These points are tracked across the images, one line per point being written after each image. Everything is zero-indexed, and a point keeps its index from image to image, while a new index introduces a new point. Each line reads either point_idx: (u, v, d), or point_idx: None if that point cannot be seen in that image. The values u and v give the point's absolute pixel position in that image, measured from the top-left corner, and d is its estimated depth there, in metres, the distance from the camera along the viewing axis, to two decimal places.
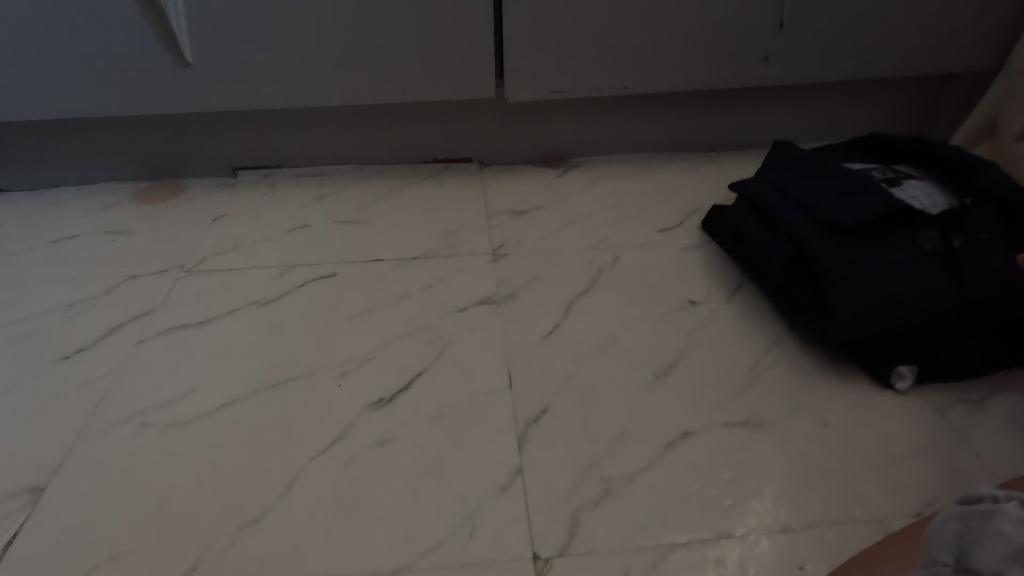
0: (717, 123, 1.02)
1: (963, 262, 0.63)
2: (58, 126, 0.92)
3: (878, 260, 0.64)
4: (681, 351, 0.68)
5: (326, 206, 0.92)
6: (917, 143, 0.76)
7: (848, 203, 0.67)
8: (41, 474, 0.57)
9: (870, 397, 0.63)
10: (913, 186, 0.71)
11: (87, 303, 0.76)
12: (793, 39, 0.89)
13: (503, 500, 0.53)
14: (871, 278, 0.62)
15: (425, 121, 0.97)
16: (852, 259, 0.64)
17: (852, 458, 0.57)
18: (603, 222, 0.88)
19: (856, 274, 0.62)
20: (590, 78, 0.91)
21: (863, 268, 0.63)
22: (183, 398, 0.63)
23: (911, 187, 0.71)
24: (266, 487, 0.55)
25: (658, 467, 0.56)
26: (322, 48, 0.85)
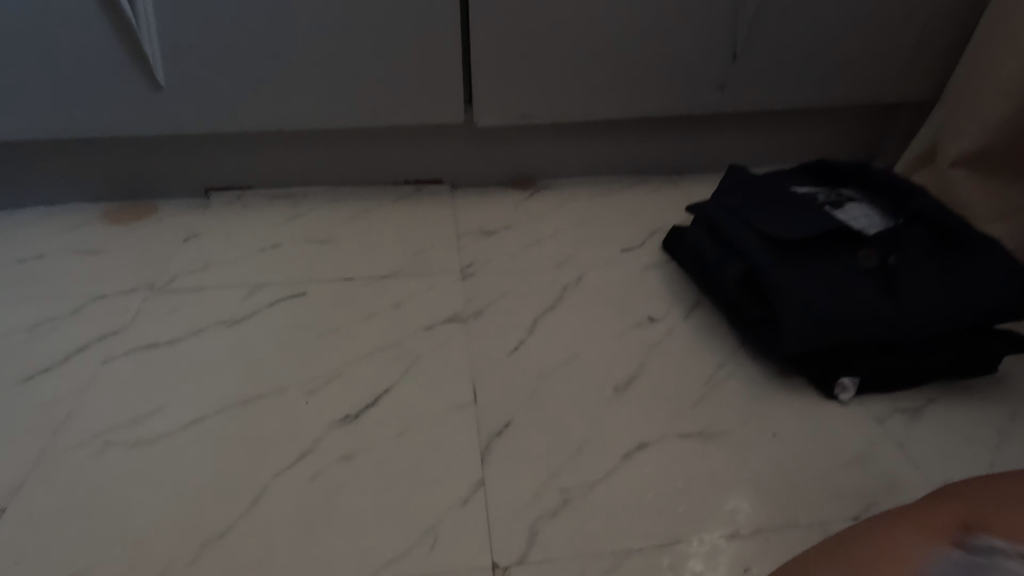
0: (678, 148, 1.07)
1: (898, 281, 0.67)
2: (28, 147, 0.92)
3: (821, 277, 0.68)
4: (641, 366, 0.70)
5: (298, 226, 0.94)
6: (859, 169, 0.82)
7: (793, 223, 0.72)
8: (2, 494, 0.56)
9: (815, 408, 0.66)
10: (855, 210, 0.76)
11: (53, 324, 0.75)
12: (745, 71, 0.95)
13: (466, 512, 0.55)
14: (815, 294, 0.66)
15: (397, 144, 1.00)
16: (797, 276, 0.67)
17: (798, 465, 0.60)
18: (569, 242, 0.91)
19: (801, 290, 0.66)
20: (555, 104, 0.95)
21: (807, 285, 0.67)
22: (150, 416, 0.63)
23: (852, 210, 0.76)
24: (231, 503, 0.56)
25: (615, 477, 0.58)
26: (295, 74, 0.87)
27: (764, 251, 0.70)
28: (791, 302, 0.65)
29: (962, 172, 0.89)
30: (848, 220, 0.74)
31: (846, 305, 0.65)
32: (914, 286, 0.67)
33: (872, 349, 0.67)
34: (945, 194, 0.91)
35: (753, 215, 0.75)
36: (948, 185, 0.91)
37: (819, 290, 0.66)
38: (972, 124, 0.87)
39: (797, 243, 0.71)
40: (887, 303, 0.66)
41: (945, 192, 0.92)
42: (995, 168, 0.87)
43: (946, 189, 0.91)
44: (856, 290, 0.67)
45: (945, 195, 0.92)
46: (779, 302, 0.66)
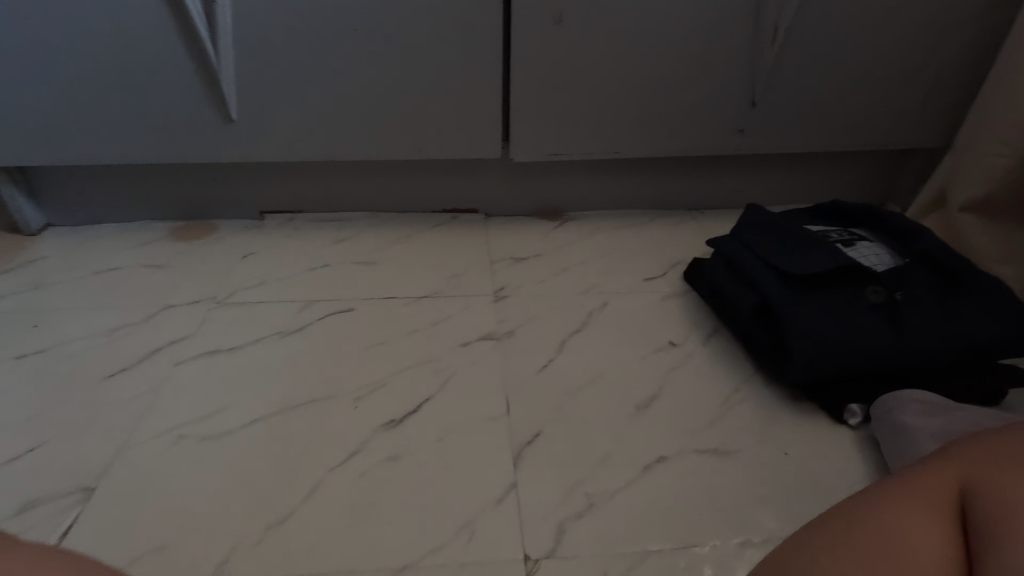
0: (698, 186, 1.14)
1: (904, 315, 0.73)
2: (108, 170, 1.03)
3: (828, 309, 0.73)
4: (660, 387, 0.76)
5: (345, 248, 1.02)
6: (870, 211, 0.88)
7: (804, 260, 0.78)
8: (90, 476, 0.64)
9: (825, 432, 0.71)
10: (864, 249, 0.82)
11: (127, 329, 0.84)
12: (763, 117, 1.02)
13: (498, 511, 0.60)
14: (823, 326, 0.71)
15: (438, 176, 1.08)
16: (806, 309, 0.73)
17: (808, 483, 0.65)
18: (594, 270, 0.98)
19: (811, 323, 0.72)
20: (586, 144, 1.03)
21: (817, 317, 0.72)
22: (216, 413, 0.71)
23: (861, 248, 0.82)
24: (289, 494, 0.62)
25: (636, 485, 0.63)
26: (351, 111, 0.97)
27: (777, 285, 0.76)
28: (800, 334, 0.71)
29: (972, 218, 0.94)
30: (858, 258, 0.80)
31: (852, 336, 0.71)
32: (919, 320, 0.72)
33: (880, 377, 0.72)
34: (957, 238, 0.96)
35: (767, 251, 0.82)
36: (959, 228, 0.96)
37: (828, 322, 0.72)
38: (980, 172, 0.92)
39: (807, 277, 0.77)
40: (892, 336, 0.71)
41: (957, 236, 0.96)
42: (1003, 213, 0.92)
43: (958, 233, 0.96)
44: (863, 322, 0.72)
45: (957, 240, 0.96)
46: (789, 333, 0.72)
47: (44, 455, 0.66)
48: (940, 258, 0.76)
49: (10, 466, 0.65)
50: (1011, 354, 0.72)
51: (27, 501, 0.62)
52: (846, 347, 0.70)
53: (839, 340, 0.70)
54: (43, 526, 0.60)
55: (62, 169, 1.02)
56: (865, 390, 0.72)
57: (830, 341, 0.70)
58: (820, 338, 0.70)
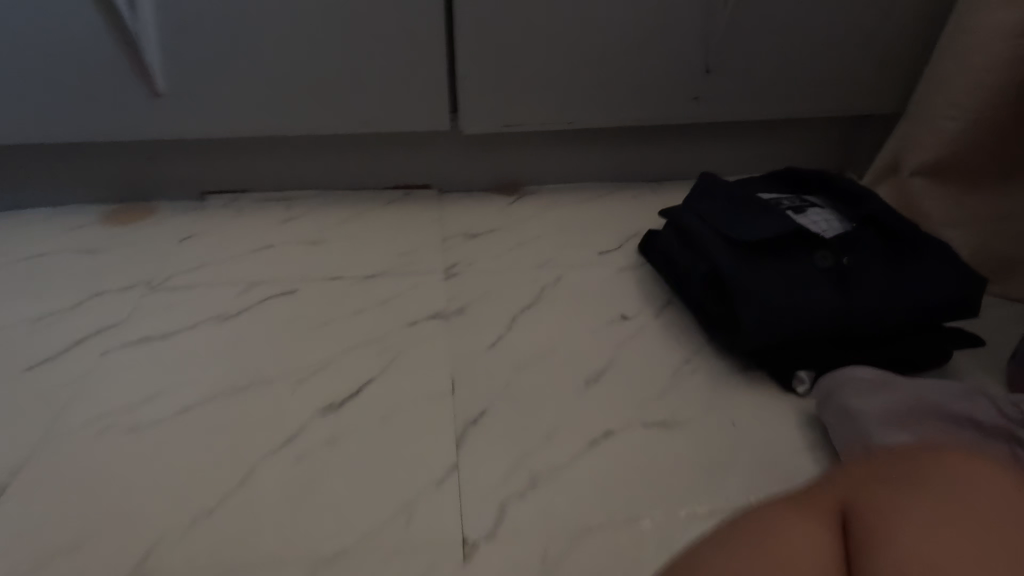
0: (656, 156, 1.11)
1: (852, 279, 0.72)
2: (31, 149, 0.97)
3: (776, 276, 0.72)
4: (612, 359, 0.75)
5: (291, 228, 0.98)
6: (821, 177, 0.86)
7: (753, 227, 0.77)
8: (6, 472, 0.60)
9: (774, 401, 0.70)
10: (815, 215, 0.81)
11: (53, 318, 0.79)
12: (717, 83, 1.00)
13: (440, 492, 0.59)
14: (770, 293, 0.70)
15: (388, 151, 1.04)
16: (754, 276, 0.72)
17: (753, 452, 0.65)
18: (549, 245, 0.96)
19: (758, 290, 0.71)
20: (538, 113, 0.99)
21: (766, 285, 0.71)
22: (146, 402, 0.67)
23: (812, 215, 0.81)
24: (220, 480, 0.59)
25: (582, 460, 0.62)
26: (289, 82, 0.91)
27: (726, 253, 0.75)
28: (747, 302, 0.70)
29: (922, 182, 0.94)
30: (808, 224, 0.79)
31: (798, 303, 0.70)
32: (867, 284, 0.72)
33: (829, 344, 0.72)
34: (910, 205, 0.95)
35: (718, 217, 0.80)
36: (912, 194, 0.95)
37: (776, 289, 0.71)
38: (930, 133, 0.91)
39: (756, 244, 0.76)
40: (840, 301, 0.70)
41: (910, 203, 0.95)
42: (951, 176, 0.92)
43: (911, 200, 0.95)
44: (810, 288, 0.71)
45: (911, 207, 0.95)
46: (737, 301, 0.71)
47: None
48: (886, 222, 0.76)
49: None
50: (952, 314, 0.72)
51: None
52: (792, 315, 0.70)
53: (786, 307, 0.70)
54: None
55: None
56: (815, 357, 0.72)
57: (777, 308, 0.70)
58: (767, 306, 0.70)
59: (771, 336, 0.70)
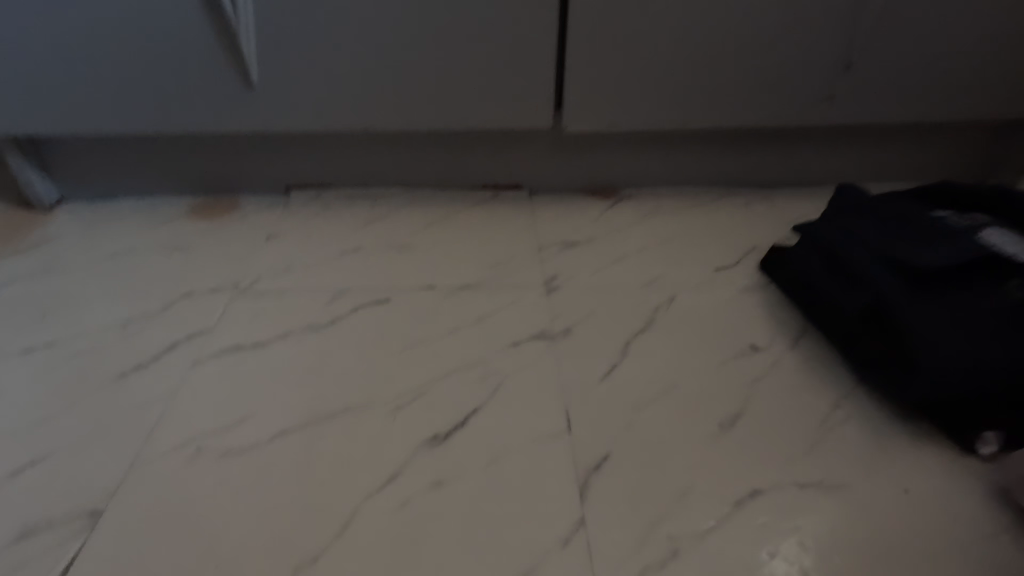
0: (774, 160, 1.00)
1: None
2: (121, 140, 0.94)
3: (952, 310, 0.61)
4: (745, 400, 0.65)
5: (377, 230, 0.92)
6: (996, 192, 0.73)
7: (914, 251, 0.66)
8: (100, 496, 0.57)
9: (948, 463, 0.60)
10: (993, 236, 0.67)
11: (143, 321, 0.76)
12: (859, 81, 0.87)
13: (566, 556, 0.52)
14: (944, 331, 0.59)
15: (481, 149, 0.97)
16: (922, 308, 0.61)
17: (935, 527, 0.54)
18: (657, 259, 0.86)
19: (929, 326, 0.60)
20: (649, 112, 0.90)
21: (940, 321, 0.60)
22: (239, 424, 0.62)
23: (991, 237, 0.67)
24: (324, 524, 0.54)
25: (727, 526, 0.54)
26: (384, 76, 0.85)
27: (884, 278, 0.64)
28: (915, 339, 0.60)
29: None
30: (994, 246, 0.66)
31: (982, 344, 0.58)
32: None
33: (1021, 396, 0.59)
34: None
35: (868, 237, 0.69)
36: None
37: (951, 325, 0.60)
38: None
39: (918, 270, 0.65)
40: None
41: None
42: None
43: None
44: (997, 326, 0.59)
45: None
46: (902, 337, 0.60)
47: (50, 469, 0.59)
48: None
49: (14, 481, 0.59)
50: None
51: (30, 526, 0.55)
52: (976, 357, 0.58)
53: (967, 348, 0.58)
54: (43, 560, 0.53)
55: (74, 140, 0.94)
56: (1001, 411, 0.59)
57: (955, 349, 0.58)
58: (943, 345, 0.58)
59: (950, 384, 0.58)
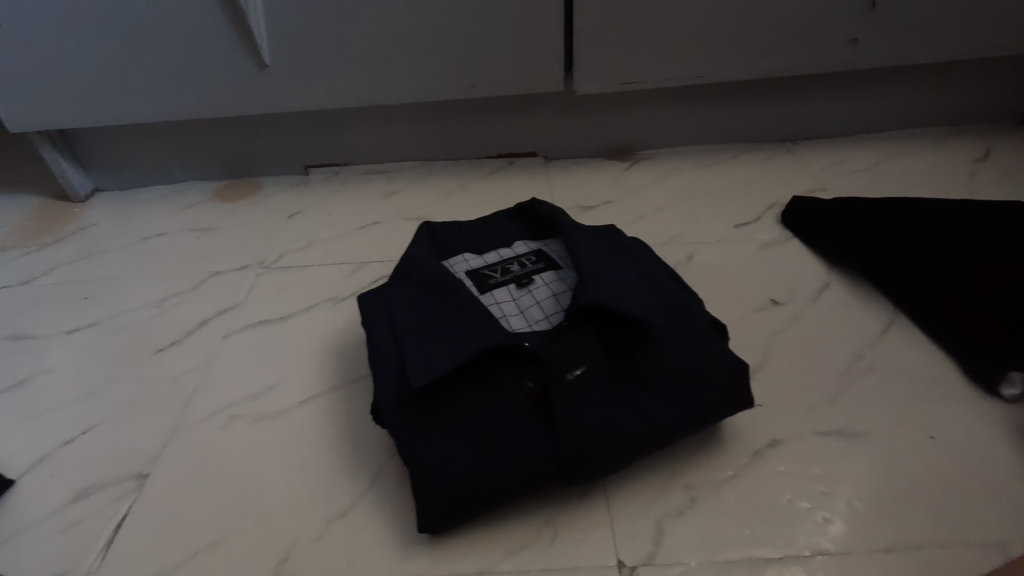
0: (796, 112, 0.96)
1: (528, 420, 0.49)
2: (145, 129, 0.97)
3: (382, 376, 0.53)
4: (764, 354, 0.65)
5: (395, 203, 0.93)
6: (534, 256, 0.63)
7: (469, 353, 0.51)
8: (142, 461, 0.60)
9: (979, 407, 0.58)
10: (540, 289, 0.60)
11: (176, 299, 0.79)
12: (884, 21, 0.83)
13: (586, 508, 0.52)
14: (438, 459, 0.48)
15: (493, 118, 0.96)
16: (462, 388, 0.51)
17: (961, 471, 0.53)
18: (674, 218, 0.85)
19: (627, 375, 0.52)
20: (664, 69, 0.87)
21: (516, 429, 0.49)
22: (267, 392, 0.65)
23: (541, 289, 0.60)
24: (348, 483, 0.56)
25: (747, 475, 0.54)
26: (391, 48, 0.85)
27: (561, 293, 0.60)
28: (601, 416, 0.49)
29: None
30: (487, 259, 0.64)
31: (689, 416, 0.52)
32: (478, 425, 0.49)
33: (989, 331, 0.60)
34: None
35: (467, 272, 0.62)
36: None
37: (457, 451, 0.49)
38: None
39: (416, 271, 0.59)
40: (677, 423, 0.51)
41: None
42: None
43: None
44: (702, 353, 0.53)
45: None
46: (507, 471, 0.49)
47: (96, 438, 0.63)
48: (436, 306, 0.55)
49: (66, 449, 0.63)
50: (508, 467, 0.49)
51: (81, 490, 0.59)
52: (524, 467, 0.49)
53: (579, 443, 0.49)
54: (94, 520, 0.56)
55: (101, 130, 0.97)
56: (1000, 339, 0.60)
57: (511, 458, 0.49)
58: (630, 386, 0.52)
59: (613, 466, 0.51)
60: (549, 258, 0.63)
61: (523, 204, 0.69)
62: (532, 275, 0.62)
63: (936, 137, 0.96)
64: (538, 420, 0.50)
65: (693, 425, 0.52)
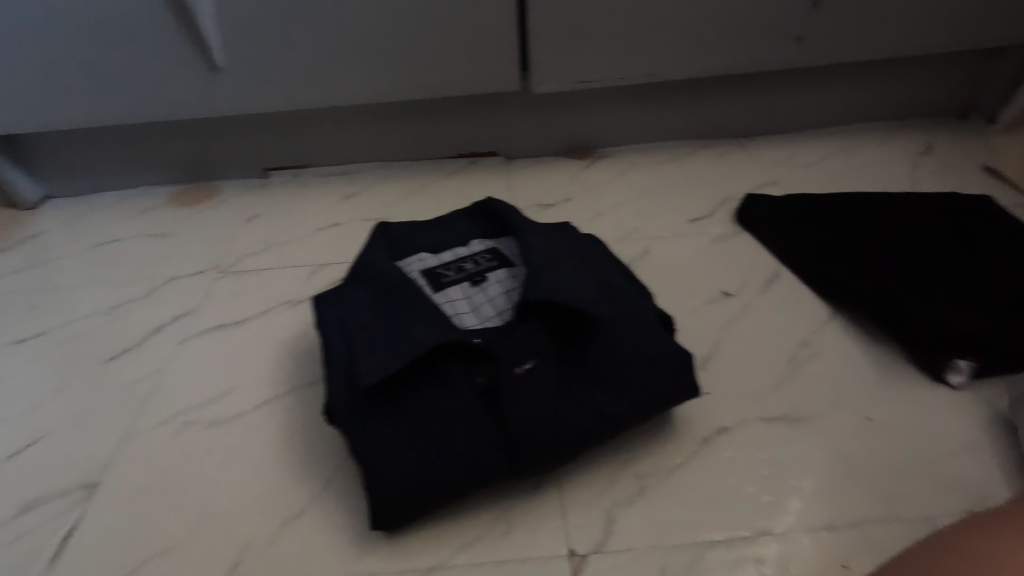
0: (749, 109, 0.99)
1: (477, 417, 0.50)
2: (95, 134, 0.95)
3: (332, 374, 0.53)
4: (715, 344, 0.66)
5: (355, 204, 0.93)
6: (488, 254, 0.64)
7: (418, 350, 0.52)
8: (93, 470, 0.59)
9: (915, 389, 0.61)
10: (492, 287, 0.61)
11: (129, 306, 0.78)
12: (826, 20, 0.86)
13: (540, 500, 0.53)
14: (389, 457, 0.49)
15: (451, 118, 0.97)
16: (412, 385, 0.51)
17: (896, 451, 0.56)
18: (631, 214, 0.87)
19: (576, 369, 0.53)
20: (618, 67, 0.89)
21: (466, 427, 0.50)
22: (223, 396, 0.64)
23: (494, 287, 0.61)
24: (304, 484, 0.56)
25: (696, 462, 0.55)
26: (345, 48, 0.84)
27: (513, 291, 0.60)
28: (550, 412, 0.51)
29: (1007, 189, 0.88)
30: (442, 258, 0.64)
31: (637, 411, 0.53)
32: (427, 423, 0.50)
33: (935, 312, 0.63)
34: None
35: (422, 272, 0.63)
36: None
37: (407, 451, 0.49)
38: None
39: (368, 270, 0.59)
40: (624, 416, 0.53)
41: None
42: None
43: None
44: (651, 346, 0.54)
45: None
46: (458, 467, 0.49)
47: (45, 449, 0.62)
48: (387, 305, 0.55)
49: (12, 461, 0.61)
50: (457, 465, 0.49)
51: (30, 501, 0.58)
52: (474, 464, 0.50)
53: (528, 437, 0.50)
54: (43, 532, 0.55)
55: (48, 135, 0.94)
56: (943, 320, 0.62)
57: (461, 456, 0.50)
58: (579, 381, 0.53)
59: (564, 458, 0.52)
60: (502, 256, 0.64)
61: (479, 203, 0.69)
62: (486, 273, 0.62)
63: (881, 132, 1.00)
64: (488, 415, 0.50)
65: (641, 416, 0.54)
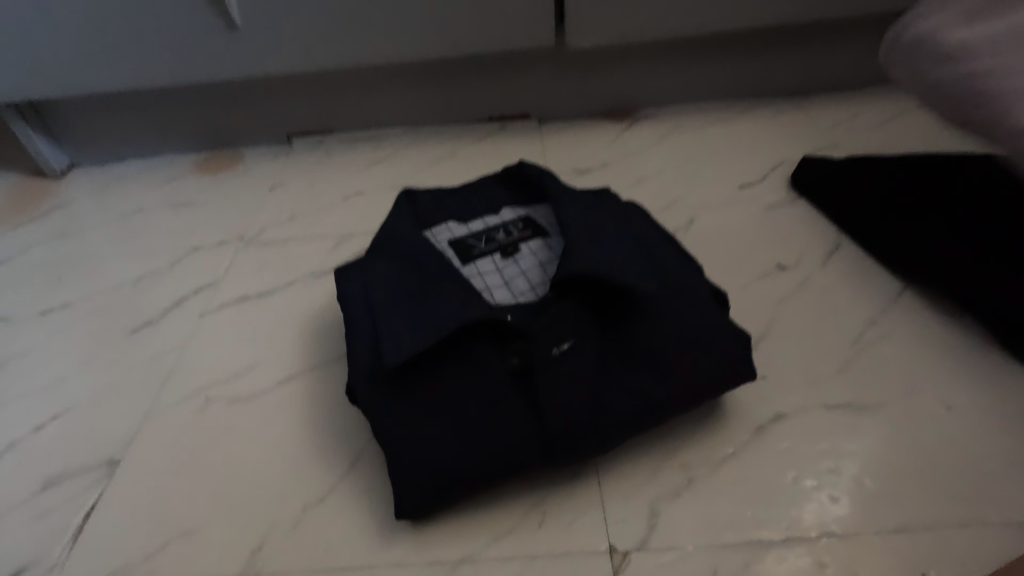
0: (808, 63, 0.90)
1: (505, 402, 0.46)
2: (117, 101, 0.92)
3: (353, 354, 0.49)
4: (770, 323, 0.60)
5: (380, 172, 0.89)
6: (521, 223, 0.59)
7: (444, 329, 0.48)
8: (115, 447, 0.58)
9: (1001, 376, 0.54)
10: (525, 259, 0.56)
11: (152, 278, 0.76)
12: None
13: (577, 491, 0.49)
14: (411, 445, 0.45)
15: (482, 78, 0.90)
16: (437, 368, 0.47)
17: (979, 446, 0.50)
18: (676, 180, 0.80)
19: (614, 351, 0.48)
20: (663, 17, 0.81)
21: (493, 413, 0.46)
22: (245, 371, 0.62)
23: (527, 259, 0.56)
24: (328, 467, 0.53)
25: (749, 452, 0.51)
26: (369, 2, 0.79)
27: (549, 263, 0.56)
28: (585, 398, 0.46)
29: None
30: (472, 228, 0.60)
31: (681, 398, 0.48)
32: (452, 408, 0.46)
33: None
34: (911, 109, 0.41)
35: (450, 242, 0.58)
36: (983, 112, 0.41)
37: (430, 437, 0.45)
38: None
39: (392, 241, 0.55)
40: (667, 404, 0.48)
41: None
42: None
43: None
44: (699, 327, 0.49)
45: None
46: (484, 458, 0.46)
47: (69, 423, 0.61)
48: (412, 279, 0.51)
49: (37, 435, 0.60)
50: (483, 454, 0.46)
51: (53, 477, 0.57)
52: (502, 452, 0.46)
53: (563, 424, 0.46)
54: (66, 508, 0.54)
55: (71, 102, 0.92)
56: None
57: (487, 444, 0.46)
58: (619, 364, 0.48)
59: (601, 448, 0.48)
60: (536, 225, 0.59)
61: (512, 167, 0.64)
62: (519, 244, 0.57)
63: None
64: (517, 401, 0.46)
65: (687, 404, 0.49)
